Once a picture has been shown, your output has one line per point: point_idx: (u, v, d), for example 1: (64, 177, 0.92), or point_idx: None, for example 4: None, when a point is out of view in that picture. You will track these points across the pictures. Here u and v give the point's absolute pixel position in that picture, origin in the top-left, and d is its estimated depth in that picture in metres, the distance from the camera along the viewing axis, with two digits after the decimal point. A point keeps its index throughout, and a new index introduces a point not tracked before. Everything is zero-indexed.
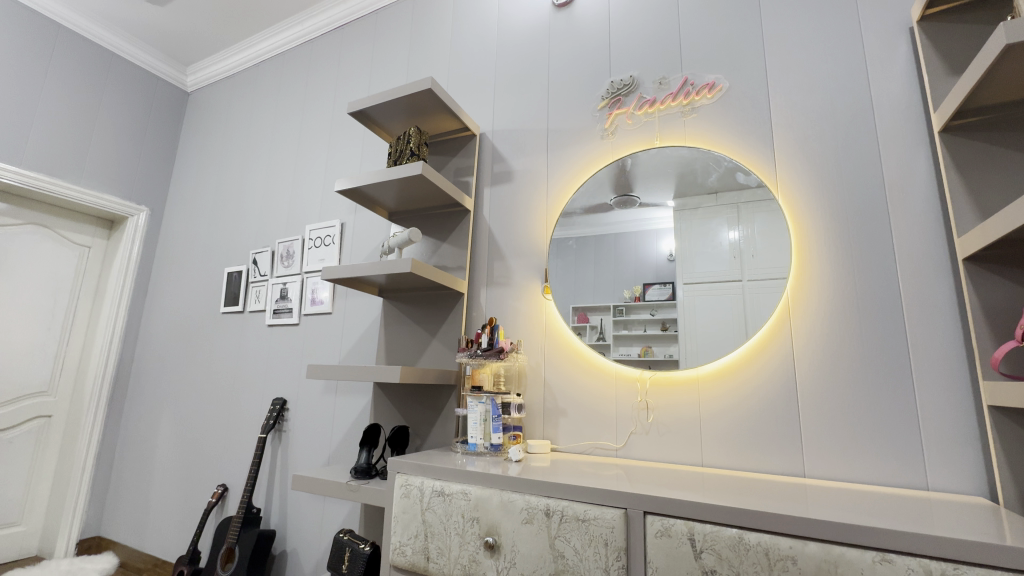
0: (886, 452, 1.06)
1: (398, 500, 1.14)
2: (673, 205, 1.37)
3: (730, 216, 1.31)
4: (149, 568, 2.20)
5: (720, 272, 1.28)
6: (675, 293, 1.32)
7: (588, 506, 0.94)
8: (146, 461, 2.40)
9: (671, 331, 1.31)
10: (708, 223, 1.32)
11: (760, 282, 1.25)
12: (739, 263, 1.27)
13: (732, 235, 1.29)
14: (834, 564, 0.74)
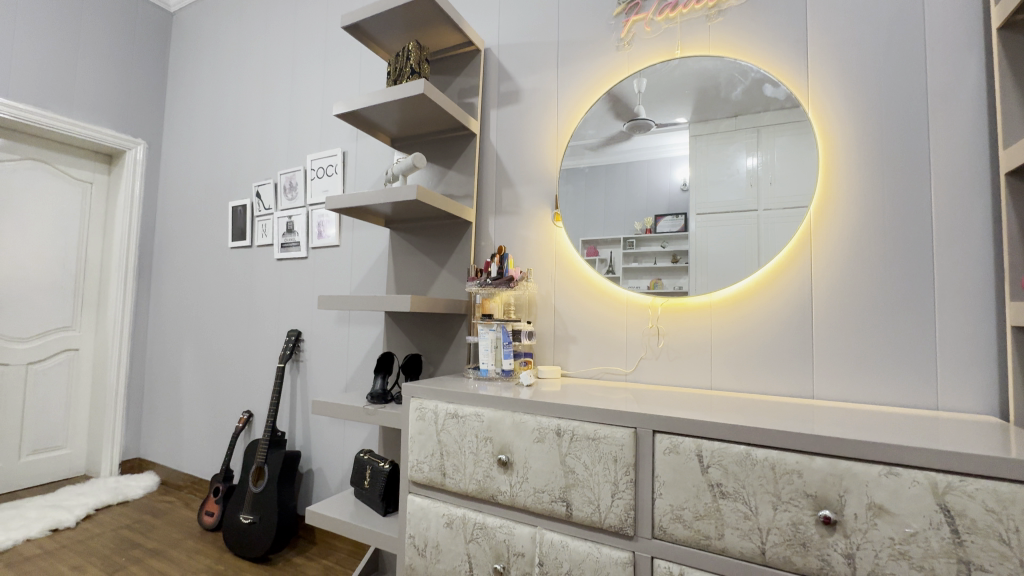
0: (899, 373, 1.06)
1: (414, 422, 1.18)
2: (689, 130, 1.28)
3: (749, 141, 1.22)
4: (188, 485, 2.38)
5: (737, 200, 1.22)
6: (688, 224, 1.27)
7: (598, 426, 0.96)
8: (173, 390, 2.51)
9: (682, 263, 1.28)
10: (726, 148, 1.24)
11: (781, 206, 1.18)
12: (756, 191, 1.20)
13: (750, 161, 1.21)
14: (840, 477, 0.76)
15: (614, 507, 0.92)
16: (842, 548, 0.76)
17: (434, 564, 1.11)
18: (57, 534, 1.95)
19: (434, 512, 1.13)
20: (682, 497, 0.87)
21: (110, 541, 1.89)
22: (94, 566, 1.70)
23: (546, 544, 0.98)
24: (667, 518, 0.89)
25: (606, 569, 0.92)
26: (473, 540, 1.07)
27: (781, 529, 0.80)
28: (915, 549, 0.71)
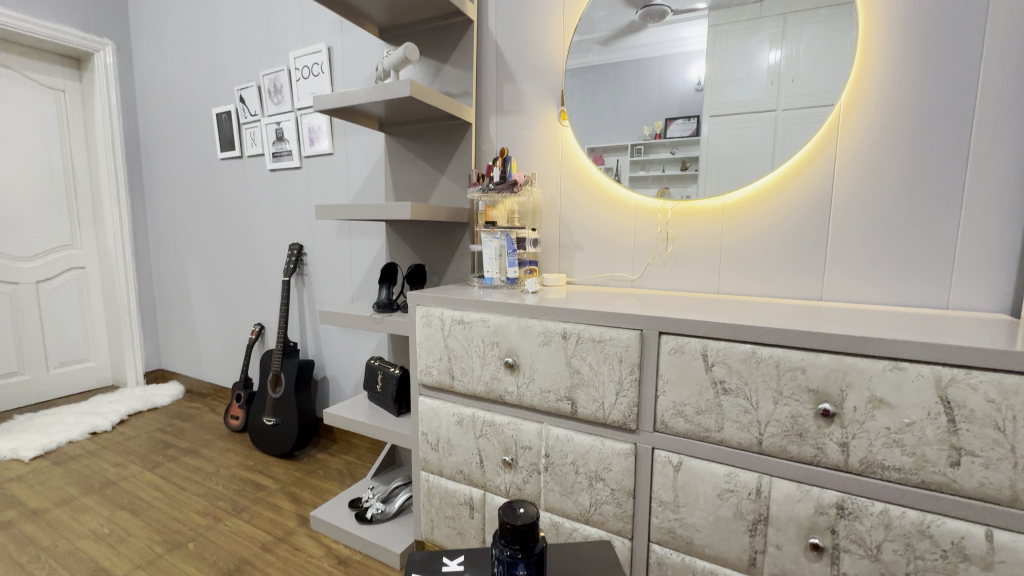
0: (911, 274, 1.04)
1: (421, 329, 1.20)
2: (708, 20, 1.15)
3: (774, 31, 1.09)
4: (211, 392, 2.51)
5: (755, 100, 1.13)
6: (700, 128, 1.20)
7: (604, 328, 0.96)
8: (184, 305, 2.55)
9: (691, 171, 1.23)
10: (748, 41, 1.12)
11: (805, 103, 1.09)
12: (776, 89, 1.11)
13: (772, 56, 1.10)
14: (843, 372, 0.77)
15: (618, 404, 0.95)
16: (838, 438, 0.78)
17: (446, 457, 1.19)
18: (96, 436, 2.10)
19: (445, 412, 1.18)
20: (685, 394, 0.90)
21: (146, 442, 2.04)
22: (134, 463, 1.85)
23: (552, 439, 1.04)
24: (669, 414, 0.92)
25: (609, 459, 0.97)
26: (482, 436, 1.13)
27: (780, 422, 0.83)
28: (909, 437, 0.74)
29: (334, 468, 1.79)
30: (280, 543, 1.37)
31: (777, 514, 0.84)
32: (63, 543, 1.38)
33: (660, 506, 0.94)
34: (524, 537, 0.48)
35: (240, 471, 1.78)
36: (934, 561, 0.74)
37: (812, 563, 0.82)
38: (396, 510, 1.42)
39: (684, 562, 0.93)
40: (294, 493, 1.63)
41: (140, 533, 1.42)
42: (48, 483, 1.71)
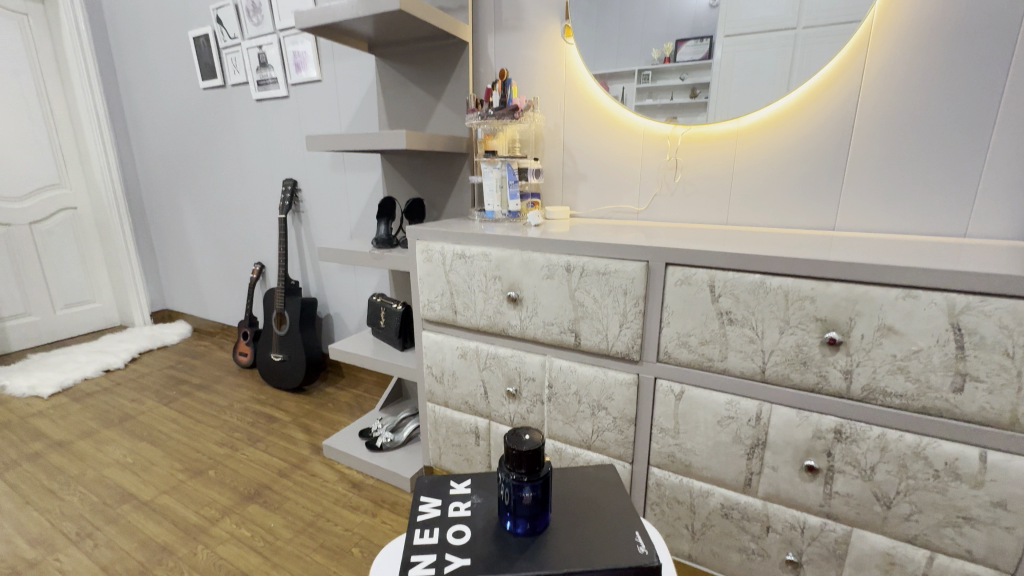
0: (930, 200, 0.99)
1: (421, 264, 1.18)
2: None
3: None
4: (218, 331, 2.55)
5: (774, 17, 1.04)
6: (712, 51, 1.12)
7: (609, 261, 0.93)
8: (182, 245, 2.52)
9: (700, 99, 1.15)
10: None
11: (830, 19, 1.00)
12: (798, 4, 1.02)
13: None
14: (854, 301, 0.76)
15: (621, 336, 0.95)
16: (842, 366, 0.78)
17: (452, 389, 1.21)
18: (110, 374, 2.16)
19: (448, 346, 1.19)
20: (690, 325, 0.89)
21: (159, 378, 2.09)
22: (150, 399, 1.91)
23: (555, 370, 1.05)
24: (673, 345, 0.92)
25: (611, 388, 0.99)
26: (487, 369, 1.14)
27: (785, 351, 0.82)
28: (915, 364, 0.74)
29: (343, 401, 1.84)
30: (295, 470, 1.44)
31: (776, 439, 0.86)
32: (91, 471, 1.45)
33: (660, 432, 0.97)
34: (530, 460, 0.49)
35: (252, 405, 1.84)
36: (925, 480, 0.76)
37: (806, 483, 0.85)
38: (405, 439, 1.47)
39: (682, 483, 0.97)
40: (306, 425, 1.69)
41: (162, 461, 1.49)
42: (69, 418, 1.77)
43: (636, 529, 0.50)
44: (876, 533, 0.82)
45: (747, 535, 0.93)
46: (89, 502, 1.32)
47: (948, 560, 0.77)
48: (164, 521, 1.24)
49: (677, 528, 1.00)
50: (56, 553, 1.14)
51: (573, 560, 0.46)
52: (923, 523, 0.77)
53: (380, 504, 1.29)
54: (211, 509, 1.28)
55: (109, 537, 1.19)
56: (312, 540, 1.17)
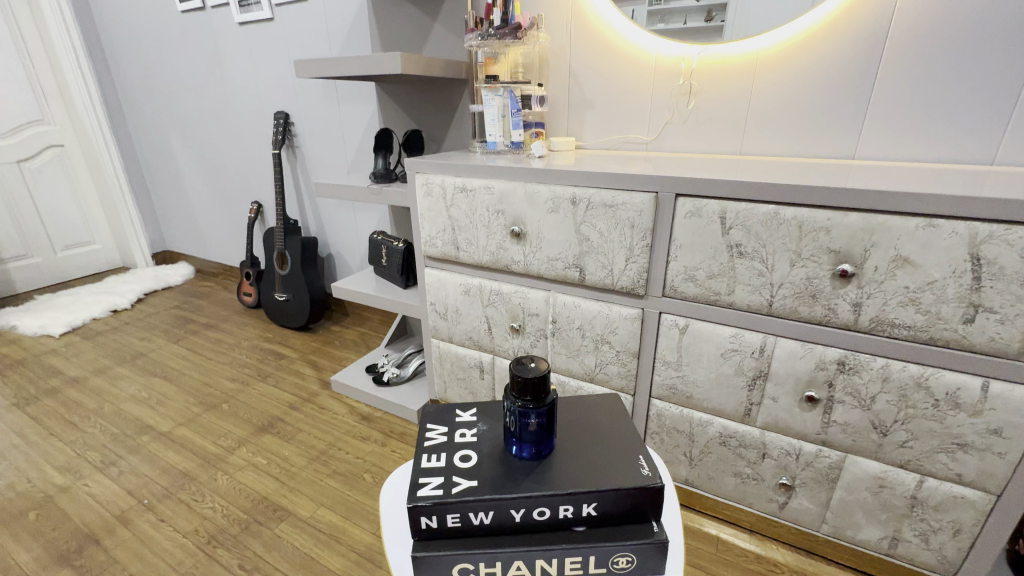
0: (960, 126, 0.94)
1: (422, 199, 1.14)
2: None
3: None
4: (221, 272, 2.54)
5: None
6: None
7: (616, 193, 0.90)
8: (177, 185, 2.46)
9: (716, 22, 1.08)
10: None
11: None
12: None
13: None
14: (871, 232, 0.73)
15: (627, 271, 0.93)
16: (852, 298, 0.77)
17: (456, 325, 1.22)
18: (118, 314, 2.18)
19: (451, 283, 1.18)
20: (698, 258, 0.87)
21: (166, 318, 2.11)
22: (159, 338, 1.94)
23: (559, 306, 1.04)
24: (679, 279, 0.90)
25: (615, 323, 0.99)
26: (490, 305, 1.13)
27: (794, 284, 0.81)
28: (927, 296, 0.72)
29: (349, 339, 1.87)
30: (306, 403, 1.48)
31: (778, 371, 0.86)
32: (108, 405, 1.50)
33: (664, 365, 0.97)
34: (535, 387, 0.49)
35: (260, 343, 1.87)
36: (924, 409, 0.77)
37: (805, 413, 0.86)
38: (410, 374, 1.51)
39: (682, 414, 0.99)
40: (314, 361, 1.72)
41: (176, 396, 1.54)
42: (82, 356, 1.81)
43: (640, 454, 0.50)
44: (870, 459, 0.84)
45: (743, 461, 0.96)
46: (110, 433, 1.37)
47: (938, 483, 0.80)
48: (184, 450, 1.30)
49: (675, 455, 1.04)
50: (84, 479, 1.21)
51: (577, 481, 0.47)
52: (917, 449, 0.80)
53: (389, 434, 1.34)
54: (228, 440, 1.34)
55: (133, 465, 1.25)
56: (325, 468, 1.23)
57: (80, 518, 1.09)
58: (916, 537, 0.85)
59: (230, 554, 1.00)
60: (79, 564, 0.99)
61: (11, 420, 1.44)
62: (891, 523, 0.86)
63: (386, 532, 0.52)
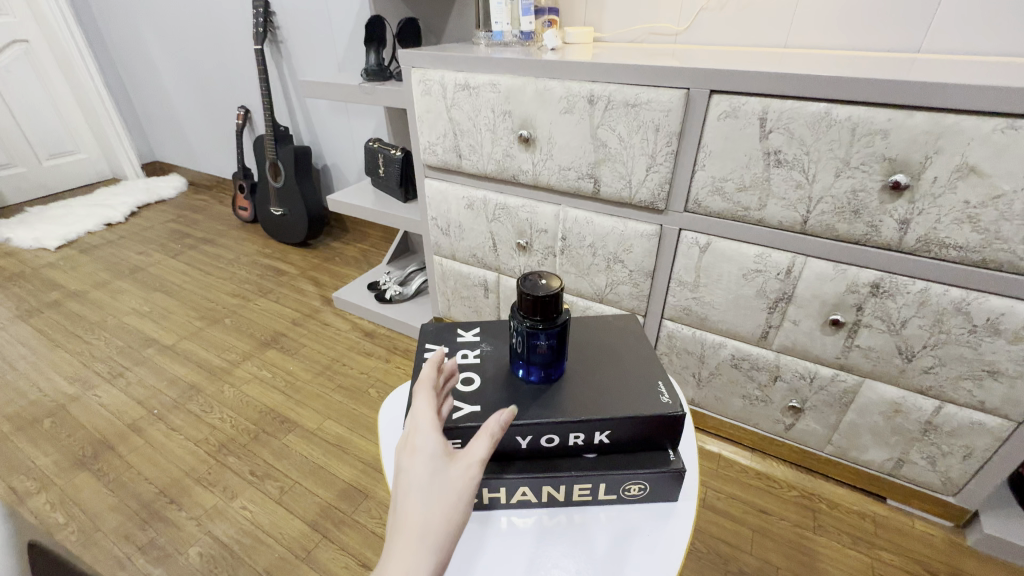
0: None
1: (419, 99, 1.02)
2: None
3: None
4: (215, 185, 2.44)
5: None
6: None
7: (641, 90, 0.78)
8: (158, 88, 2.28)
9: None
10: None
11: None
12: None
13: None
14: (936, 136, 0.63)
15: (647, 182, 0.84)
16: (900, 215, 0.69)
17: (459, 242, 1.15)
18: (113, 227, 2.12)
19: (454, 195, 1.09)
20: (729, 168, 0.77)
21: (163, 232, 2.05)
22: (157, 252, 1.89)
23: (570, 222, 0.97)
24: (705, 192, 0.81)
25: (630, 241, 0.91)
26: (496, 220, 1.06)
27: (836, 198, 0.72)
28: (988, 212, 0.64)
29: (350, 255, 1.82)
30: (308, 319, 1.47)
31: (803, 293, 0.80)
32: (111, 319, 1.49)
33: (679, 286, 0.92)
34: (544, 307, 0.43)
35: (259, 258, 1.82)
36: (959, 335, 0.72)
37: (826, 336, 0.82)
38: (413, 293, 1.47)
39: (694, 336, 0.96)
40: (315, 277, 1.69)
41: (179, 311, 1.52)
42: (80, 269, 1.78)
43: (659, 380, 0.46)
44: (888, 384, 0.81)
45: (753, 383, 0.94)
46: (116, 345, 1.37)
47: (957, 409, 0.77)
48: (189, 363, 1.30)
49: (683, 376, 1.02)
50: (94, 389, 1.22)
51: (589, 408, 0.43)
52: (942, 376, 0.76)
53: (393, 351, 1.33)
54: (232, 353, 1.34)
55: (141, 376, 1.26)
56: (330, 382, 1.23)
57: (93, 426, 1.11)
58: (922, 459, 0.84)
59: (241, 461, 1.03)
60: (96, 467, 1.02)
61: (17, 331, 1.44)
62: (899, 446, 0.85)
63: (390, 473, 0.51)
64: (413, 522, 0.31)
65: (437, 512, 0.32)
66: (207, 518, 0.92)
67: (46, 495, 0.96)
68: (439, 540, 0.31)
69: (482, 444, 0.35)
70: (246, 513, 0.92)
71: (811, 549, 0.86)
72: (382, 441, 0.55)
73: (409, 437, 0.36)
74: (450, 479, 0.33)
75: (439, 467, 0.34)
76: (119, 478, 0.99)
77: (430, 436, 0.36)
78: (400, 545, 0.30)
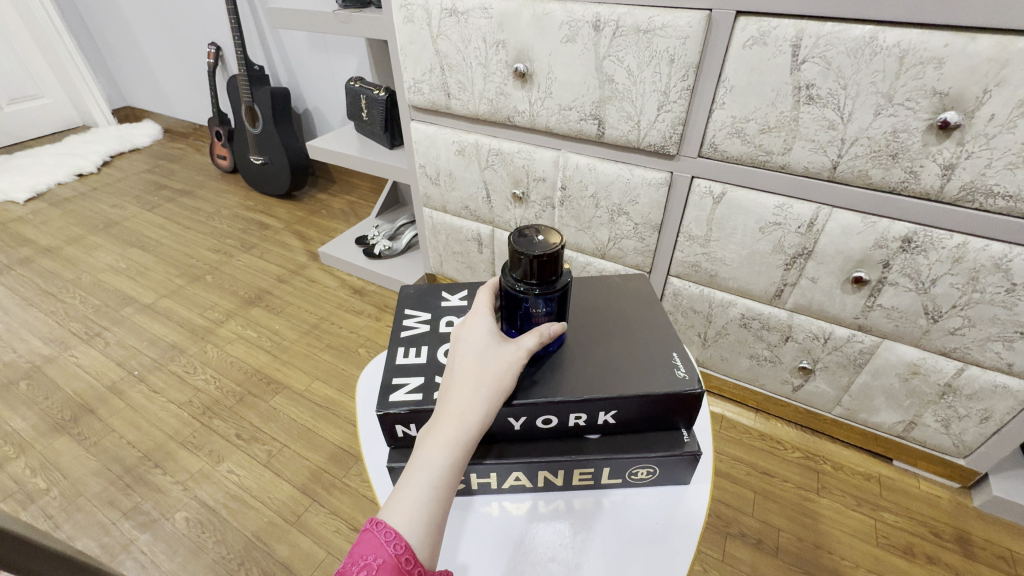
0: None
1: (401, 28, 0.90)
2: None
3: None
4: (192, 133, 2.29)
5: None
6: None
7: (655, 13, 0.67)
8: (120, 22, 2.09)
9: None
10: None
11: None
12: None
13: None
14: (1000, 64, 0.54)
15: (657, 123, 0.75)
16: (944, 158, 0.61)
17: (450, 192, 1.06)
18: (85, 178, 2.00)
19: (443, 140, 0.99)
20: (751, 106, 0.68)
21: (138, 184, 1.94)
22: (132, 204, 1.79)
23: (571, 169, 0.88)
24: (722, 135, 0.72)
25: (637, 191, 0.83)
26: (489, 168, 0.97)
27: (873, 139, 0.63)
28: None
29: (337, 207, 1.72)
30: (294, 276, 1.40)
31: (826, 248, 0.73)
32: (86, 276, 1.42)
33: (688, 240, 0.85)
34: (542, 269, 0.36)
35: (241, 211, 1.72)
36: (993, 294, 0.66)
37: (847, 295, 0.76)
38: (404, 247, 1.39)
39: (702, 294, 0.90)
40: (300, 231, 1.60)
41: (157, 267, 1.45)
42: (52, 223, 1.68)
43: (674, 350, 0.40)
44: (908, 345, 0.76)
45: (762, 344, 0.89)
46: (93, 304, 1.31)
47: (980, 372, 0.73)
48: (170, 322, 1.25)
49: (688, 335, 0.97)
50: (71, 350, 1.17)
51: (592, 385, 0.37)
52: (969, 337, 0.70)
53: (384, 309, 1.28)
54: (215, 312, 1.27)
55: (119, 336, 1.20)
56: (317, 342, 1.18)
57: (71, 388, 1.07)
58: (936, 422, 0.81)
59: (226, 424, 0.99)
60: (76, 431, 0.98)
61: None
62: (913, 409, 0.81)
63: (369, 456, 0.46)
64: (469, 378, 0.35)
65: (490, 374, 0.35)
66: (193, 483, 0.89)
67: (25, 459, 0.93)
68: (491, 396, 0.34)
69: (532, 336, 0.37)
70: (233, 478, 0.89)
71: (814, 512, 0.84)
72: (360, 420, 0.49)
73: (470, 317, 0.39)
74: (502, 353, 0.36)
75: (492, 344, 0.37)
76: (100, 442, 0.96)
77: (487, 318, 0.38)
78: (456, 393, 0.34)
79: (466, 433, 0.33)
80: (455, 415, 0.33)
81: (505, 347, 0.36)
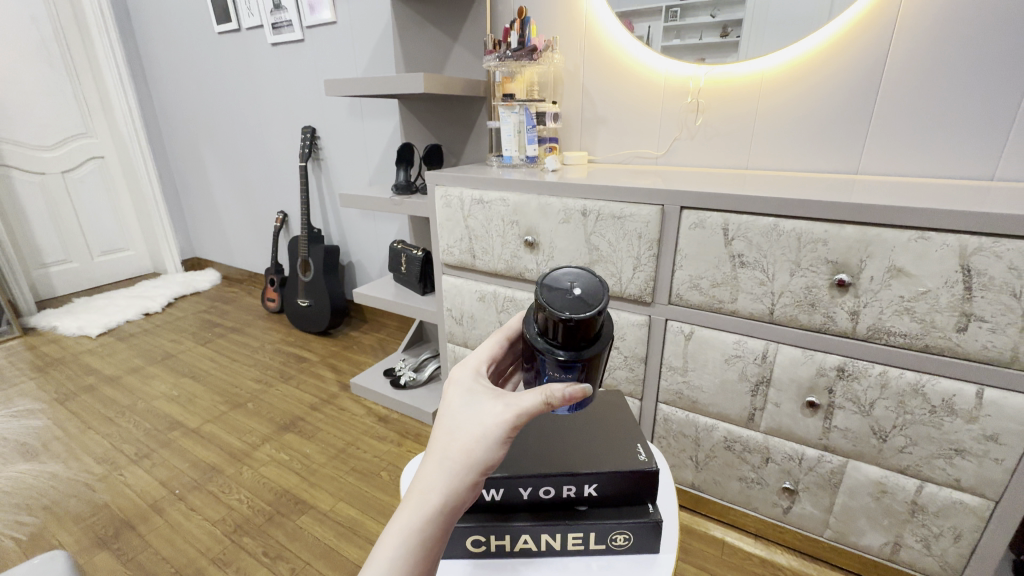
0: (946, 146, 0.97)
1: (441, 209, 1.20)
2: None
3: None
4: (246, 279, 2.65)
5: None
6: None
7: (624, 206, 0.95)
8: (207, 195, 2.60)
9: (731, 38, 1.10)
10: None
11: None
12: None
13: None
14: (866, 244, 0.77)
15: (634, 279, 0.98)
16: (849, 307, 0.81)
17: (471, 331, 1.27)
18: (150, 316, 2.29)
19: (467, 289, 1.24)
20: (702, 268, 0.91)
21: (195, 322, 2.21)
22: (188, 339, 2.04)
23: None
24: (684, 288, 0.94)
25: (624, 330, 1.03)
26: (504, 311, 1.19)
27: (794, 293, 0.84)
28: (921, 305, 0.75)
29: (367, 343, 1.94)
30: (326, 404, 1.55)
31: (781, 376, 0.90)
32: (141, 402, 1.59)
33: (669, 370, 1.02)
34: (565, 331, 0.40)
35: (282, 346, 1.94)
36: (921, 415, 0.79)
37: (807, 417, 0.89)
38: (426, 378, 1.56)
39: (687, 419, 1.03)
40: (333, 364, 1.80)
41: (205, 395, 1.62)
42: (117, 355, 1.91)
43: (638, 443, 0.55)
44: (870, 463, 0.87)
45: (747, 465, 0.99)
46: (144, 428, 1.45)
47: (937, 488, 0.82)
48: (211, 446, 1.37)
49: (681, 459, 1.07)
50: (119, 470, 1.28)
51: (578, 464, 0.51)
52: (916, 455, 0.82)
53: (405, 436, 1.39)
54: (253, 437, 1.40)
55: (165, 457, 1.33)
56: (343, 465, 1.28)
57: (117, 505, 1.16)
58: (917, 542, 0.87)
59: (254, 541, 1.06)
60: (116, 547, 1.05)
61: (53, 413, 1.53)
62: (893, 528, 0.88)
63: None
64: (443, 445, 0.39)
65: (463, 442, 0.38)
66: None
67: None
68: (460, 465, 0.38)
69: (530, 398, 0.39)
70: None
71: None
72: None
73: (457, 383, 0.43)
74: (482, 418, 0.39)
75: (473, 411, 0.40)
76: (137, 558, 1.03)
77: (471, 387, 0.42)
78: (433, 458, 0.38)
79: (433, 495, 0.37)
80: (426, 483, 0.37)
81: (489, 411, 0.39)
